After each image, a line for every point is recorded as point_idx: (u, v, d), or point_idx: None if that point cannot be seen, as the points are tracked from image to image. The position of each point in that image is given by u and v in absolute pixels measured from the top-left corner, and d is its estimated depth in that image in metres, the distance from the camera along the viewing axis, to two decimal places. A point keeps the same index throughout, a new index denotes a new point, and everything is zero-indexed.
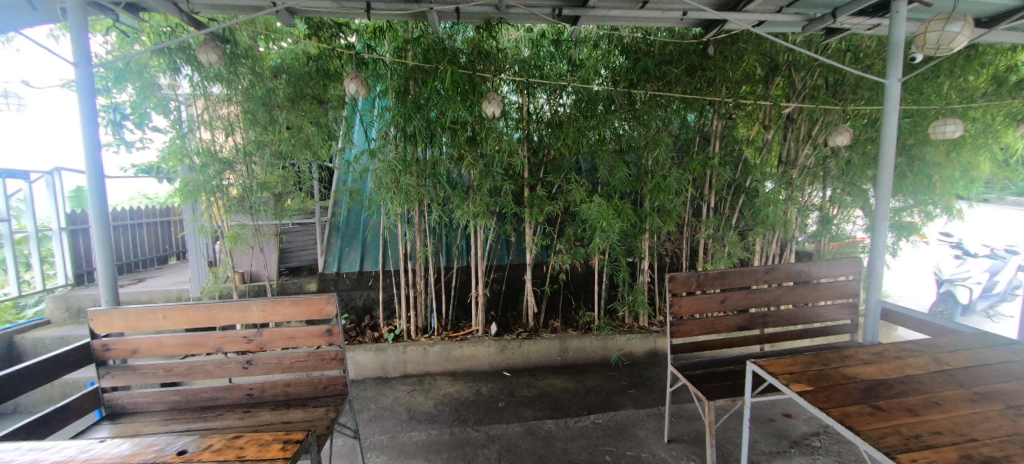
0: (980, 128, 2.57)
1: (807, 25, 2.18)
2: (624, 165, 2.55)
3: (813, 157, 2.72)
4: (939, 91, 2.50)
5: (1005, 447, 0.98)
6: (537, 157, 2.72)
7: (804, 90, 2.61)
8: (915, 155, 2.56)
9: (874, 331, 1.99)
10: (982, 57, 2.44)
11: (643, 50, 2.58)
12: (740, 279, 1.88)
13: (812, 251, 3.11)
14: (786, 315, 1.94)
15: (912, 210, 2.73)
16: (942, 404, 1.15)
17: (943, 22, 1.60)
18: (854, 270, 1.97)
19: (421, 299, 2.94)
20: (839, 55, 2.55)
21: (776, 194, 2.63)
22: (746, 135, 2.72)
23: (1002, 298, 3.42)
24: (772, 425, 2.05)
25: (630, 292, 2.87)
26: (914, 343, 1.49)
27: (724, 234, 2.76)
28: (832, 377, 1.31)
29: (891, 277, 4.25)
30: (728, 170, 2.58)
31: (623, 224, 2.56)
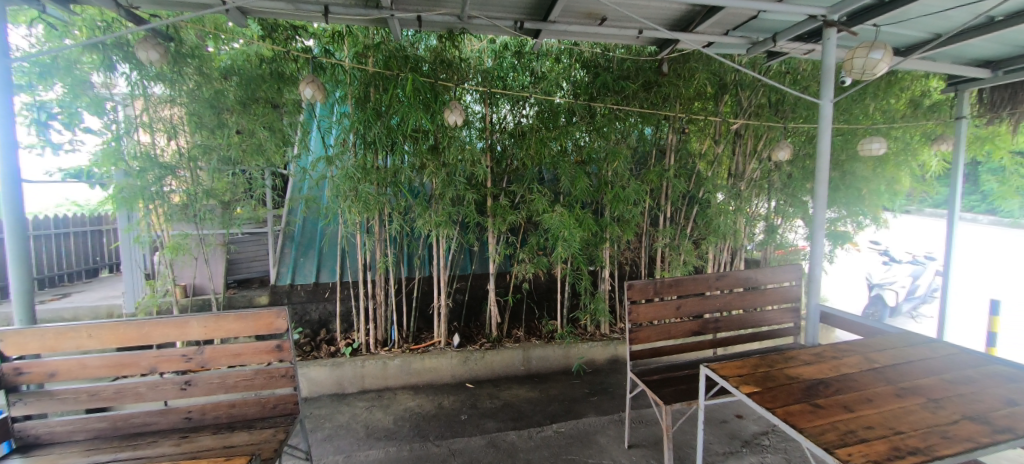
0: (901, 146, 2.84)
1: (751, 48, 2.33)
2: (585, 176, 2.60)
3: (758, 170, 2.90)
4: (866, 111, 2.72)
5: (927, 437, 1.06)
6: (500, 167, 2.73)
7: (750, 108, 2.78)
8: (847, 170, 2.78)
9: (815, 334, 2.08)
10: (901, 82, 2.71)
11: (602, 65, 2.67)
12: (694, 286, 1.96)
13: (760, 259, 3.30)
14: (736, 320, 2.04)
15: (845, 220, 2.95)
16: (873, 400, 1.24)
17: (866, 50, 1.77)
18: (796, 276, 2.09)
19: (380, 311, 2.84)
20: (780, 76, 2.76)
21: (726, 205, 2.77)
22: (699, 148, 2.85)
23: (923, 300, 3.67)
24: (725, 426, 2.13)
25: (591, 301, 2.92)
26: (848, 344, 1.60)
27: (680, 243, 2.88)
28: (777, 378, 1.38)
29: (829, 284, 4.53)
30: (682, 182, 2.70)
31: (584, 234, 2.62)
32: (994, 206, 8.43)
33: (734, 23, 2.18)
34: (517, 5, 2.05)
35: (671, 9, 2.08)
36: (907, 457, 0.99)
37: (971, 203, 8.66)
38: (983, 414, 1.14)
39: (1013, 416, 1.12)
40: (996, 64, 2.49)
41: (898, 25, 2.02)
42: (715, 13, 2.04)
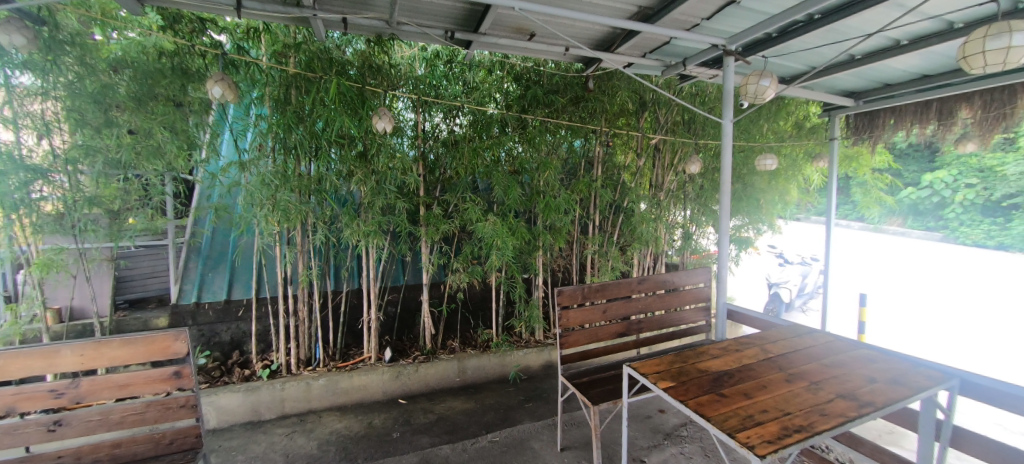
0: (789, 163, 3.27)
1: (665, 70, 2.54)
2: (518, 185, 2.66)
3: (675, 182, 3.17)
4: (760, 130, 3.06)
5: (810, 415, 1.21)
6: (432, 176, 2.71)
7: (666, 125, 3.04)
8: (748, 182, 3.13)
9: (723, 330, 2.30)
10: (787, 107, 3.12)
11: (533, 79, 2.77)
12: (618, 290, 2.07)
13: (678, 263, 3.59)
14: (657, 320, 2.19)
15: (748, 227, 3.29)
16: (767, 386, 1.39)
17: (757, 77, 2.02)
18: (706, 278, 2.28)
19: (303, 328, 2.65)
20: (691, 97, 3.05)
21: (647, 214, 2.98)
22: (624, 161, 3.03)
23: (809, 296, 4.20)
24: (649, 421, 2.26)
25: (525, 308, 2.96)
26: (748, 337, 1.78)
27: (608, 249, 3.04)
28: (689, 372, 1.50)
29: (735, 285, 5.03)
30: (608, 192, 2.86)
31: (517, 242, 2.67)
32: (861, 213, 9.97)
33: (650, 47, 2.37)
34: (447, 16, 2.05)
35: (594, 30, 2.20)
36: (793, 435, 1.12)
37: (845, 211, 10.16)
38: (851, 391, 1.33)
39: (873, 391, 1.32)
40: (857, 94, 2.95)
41: (782, 57, 2.33)
42: (633, 37, 2.20)
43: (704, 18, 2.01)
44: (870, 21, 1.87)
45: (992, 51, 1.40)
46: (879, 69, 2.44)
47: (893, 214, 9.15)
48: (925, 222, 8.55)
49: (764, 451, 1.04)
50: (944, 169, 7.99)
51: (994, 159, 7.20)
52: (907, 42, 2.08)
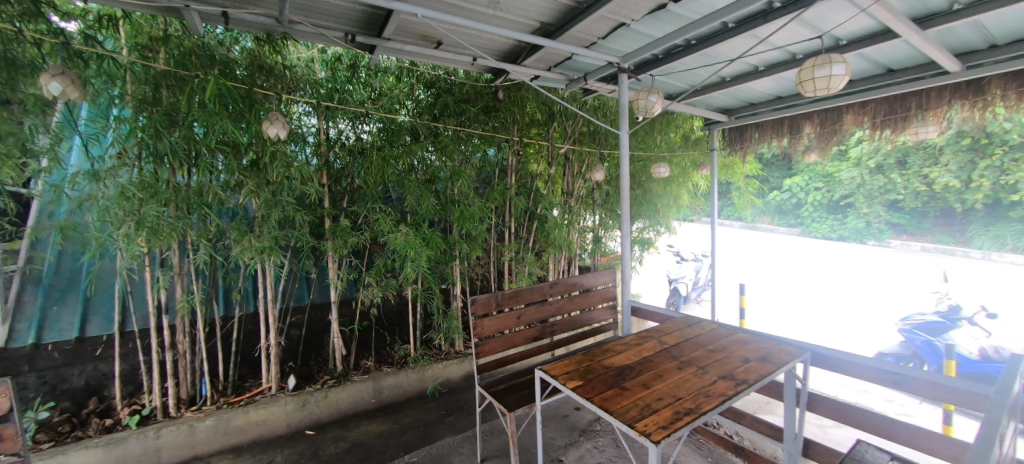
0: (680, 171, 3.65)
1: (569, 83, 2.68)
2: (431, 194, 2.61)
3: (583, 188, 3.37)
4: (654, 141, 3.38)
5: (697, 398, 1.34)
6: (338, 187, 2.56)
7: (573, 135, 3.21)
8: (647, 188, 3.42)
9: (628, 326, 2.47)
10: (674, 122, 3.49)
11: (444, 87, 2.74)
12: (531, 295, 2.11)
13: (590, 265, 3.79)
14: (569, 322, 2.27)
15: (649, 228, 3.59)
16: (663, 375, 1.50)
17: (646, 93, 2.22)
18: (611, 278, 2.44)
19: (184, 363, 2.29)
20: (594, 109, 3.26)
21: (560, 220, 3.10)
22: (536, 169, 3.12)
23: (701, 289, 4.71)
24: (566, 420, 2.34)
25: (443, 320, 2.89)
26: (648, 330, 1.92)
27: (524, 255, 3.11)
28: (596, 369, 1.56)
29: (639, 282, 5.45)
30: (522, 199, 2.92)
31: (431, 253, 2.61)
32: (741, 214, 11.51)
33: (554, 61, 2.48)
34: (345, 19, 1.96)
35: (500, 42, 2.25)
36: (683, 418, 1.22)
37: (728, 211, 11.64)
38: (730, 372, 1.49)
39: (746, 370, 1.50)
40: (729, 111, 3.39)
41: (667, 77, 2.59)
42: (536, 51, 2.29)
43: (599, 38, 2.16)
44: (732, 48, 2.17)
45: (819, 78, 1.69)
46: (744, 90, 2.83)
47: (765, 213, 10.70)
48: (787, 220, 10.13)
49: (659, 437, 1.13)
50: (799, 175, 9.55)
51: (833, 167, 8.78)
52: (762, 68, 2.44)
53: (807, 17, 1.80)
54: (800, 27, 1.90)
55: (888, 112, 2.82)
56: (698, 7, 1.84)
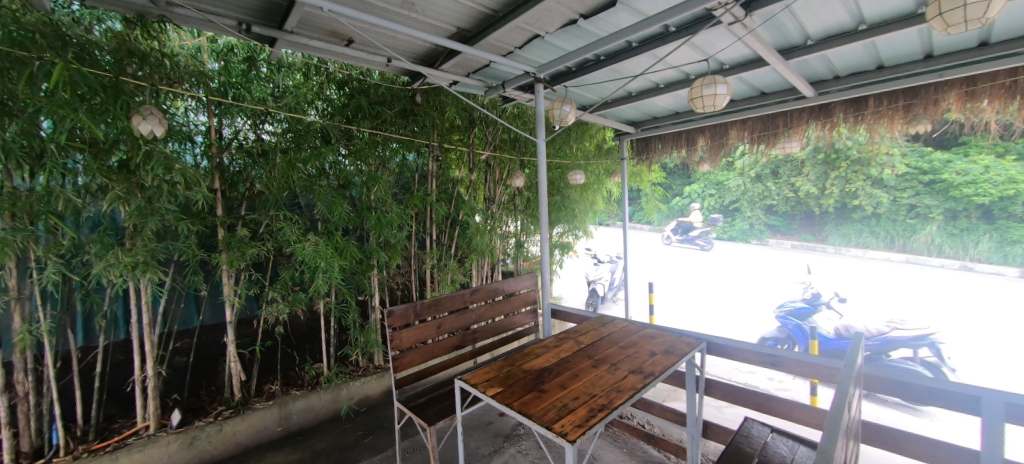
0: (594, 178, 3.87)
1: (487, 90, 2.71)
2: (344, 201, 2.44)
3: (505, 194, 3.42)
4: (571, 150, 3.53)
5: (610, 394, 1.37)
6: (234, 192, 2.30)
7: (494, 142, 3.24)
8: (566, 195, 3.56)
9: (549, 328, 2.53)
10: (589, 131, 3.69)
11: (358, 88, 2.60)
12: (451, 303, 2.08)
13: (513, 270, 3.85)
14: (490, 328, 2.26)
15: (568, 233, 3.74)
16: (579, 374, 1.51)
17: (560, 103, 2.31)
18: (532, 283, 2.49)
19: (24, 408, 1.86)
20: (514, 117, 3.33)
21: (482, 226, 3.10)
22: (458, 175, 3.08)
23: (616, 289, 5.02)
24: (490, 427, 2.32)
25: (360, 334, 2.71)
26: (566, 331, 1.94)
27: (446, 262, 3.05)
28: (516, 373, 1.54)
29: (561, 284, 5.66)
30: (443, 206, 2.86)
31: (345, 263, 2.45)
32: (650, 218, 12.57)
33: (473, 68, 2.48)
34: (237, 6, 1.75)
35: (415, 45, 2.19)
36: (597, 414, 1.25)
37: (639, 216, 12.62)
38: (639, 365, 1.55)
39: (653, 362, 1.57)
40: (636, 123, 3.68)
41: (579, 89, 2.74)
42: (454, 56, 2.27)
43: (516, 47, 2.20)
44: (636, 65, 2.35)
45: (706, 96, 1.89)
46: (648, 104, 3.08)
47: (670, 217, 11.78)
48: (688, 223, 11.27)
49: (574, 435, 1.14)
50: (697, 183, 10.70)
51: (723, 176, 10.01)
52: (663, 85, 2.69)
53: (696, 41, 2.02)
54: (691, 50, 2.12)
55: (763, 128, 3.25)
56: (605, 25, 1.97)
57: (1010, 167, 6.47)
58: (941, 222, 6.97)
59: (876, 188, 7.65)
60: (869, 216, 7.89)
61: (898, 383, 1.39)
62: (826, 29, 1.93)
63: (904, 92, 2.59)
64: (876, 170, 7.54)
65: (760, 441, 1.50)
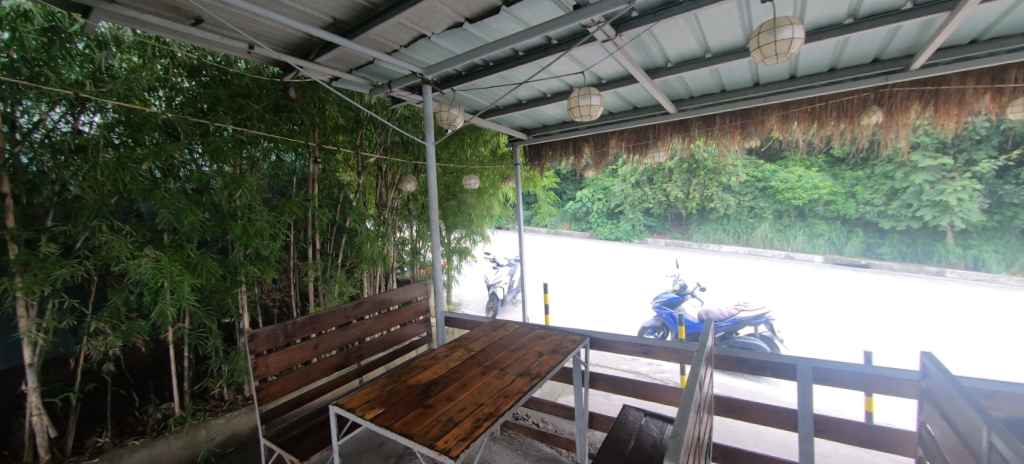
0: (491, 183, 3.91)
1: (373, 89, 2.57)
2: (198, 207, 2.07)
3: (398, 200, 3.29)
4: (466, 155, 3.52)
5: (497, 400, 1.35)
6: (36, 198, 1.75)
7: (384, 144, 3.08)
8: (463, 200, 3.53)
9: (443, 336, 2.46)
10: (483, 136, 3.72)
11: (217, 78, 2.25)
12: (333, 318, 1.92)
13: (409, 278, 3.70)
14: (377, 343, 2.13)
15: (465, 238, 3.71)
16: (466, 384, 1.46)
17: (448, 106, 2.27)
18: (423, 291, 2.41)
19: None
20: (404, 119, 3.21)
21: (372, 233, 2.90)
22: (344, 179, 2.85)
23: (516, 291, 5.15)
24: (381, 449, 2.17)
25: (223, 362, 2.32)
26: (457, 338, 1.89)
27: (332, 274, 2.78)
28: (400, 391, 1.44)
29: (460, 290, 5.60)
30: (327, 212, 2.60)
31: (200, 281, 2.07)
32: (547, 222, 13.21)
33: (355, 64, 2.33)
34: None
35: (285, 33, 1.97)
36: (482, 424, 1.21)
37: (536, 220, 13.15)
38: (527, 368, 1.56)
39: (540, 363, 1.60)
40: (528, 131, 3.85)
41: (469, 93, 2.74)
42: (331, 49, 2.09)
43: (401, 46, 2.11)
44: (522, 73, 2.41)
45: (583, 106, 2.01)
46: (538, 112, 3.19)
47: (564, 220, 12.41)
48: (580, 225, 12.02)
49: (457, 450, 1.09)
50: (587, 188, 11.52)
51: (608, 181, 11.00)
52: (549, 95, 2.83)
53: (576, 54, 2.14)
54: (571, 62, 2.25)
55: (636, 139, 3.60)
56: (490, 31, 1.99)
57: (815, 176, 8.22)
58: (771, 221, 8.57)
59: (726, 193, 9.09)
60: (722, 217, 9.33)
61: (739, 360, 1.62)
62: (681, 53, 2.20)
63: (740, 112, 3.10)
64: (726, 178, 8.95)
65: (636, 425, 1.62)
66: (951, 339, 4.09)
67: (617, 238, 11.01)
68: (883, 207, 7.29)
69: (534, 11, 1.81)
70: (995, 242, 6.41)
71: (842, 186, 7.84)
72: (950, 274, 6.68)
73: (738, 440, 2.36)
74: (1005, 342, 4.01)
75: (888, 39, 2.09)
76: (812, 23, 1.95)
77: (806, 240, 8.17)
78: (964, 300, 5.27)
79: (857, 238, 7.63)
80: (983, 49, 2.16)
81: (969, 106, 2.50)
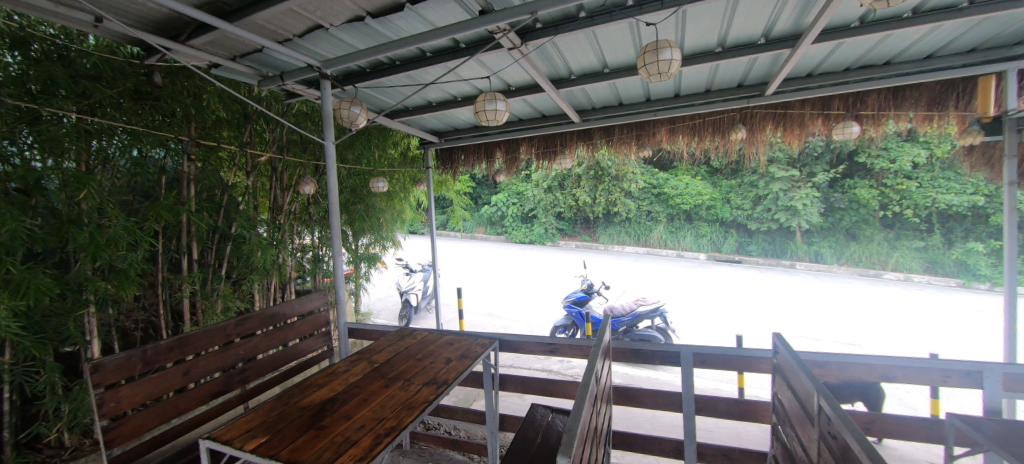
0: (402, 186, 3.78)
1: (262, 80, 2.34)
2: (24, 211, 1.66)
3: (295, 203, 3.02)
4: (373, 157, 3.36)
5: (399, 413, 1.28)
6: None
7: (277, 143, 2.82)
8: (371, 203, 3.34)
9: (347, 349, 2.30)
10: (391, 138, 3.59)
11: (50, 55, 1.81)
12: (209, 338, 1.69)
13: (310, 288, 3.41)
14: (265, 363, 1.92)
15: (374, 244, 3.52)
16: (367, 399, 1.37)
17: (348, 103, 2.14)
18: (323, 302, 2.24)
19: None
20: (300, 116, 2.99)
21: (264, 240, 2.62)
22: (229, 180, 2.53)
23: (430, 297, 5.01)
24: None
25: (61, 401, 1.87)
26: (360, 351, 1.77)
27: (214, 287, 2.45)
28: (289, 415, 1.29)
29: (369, 299, 5.29)
30: (207, 217, 2.27)
31: (26, 303, 1.63)
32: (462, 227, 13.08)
33: (239, 51, 2.09)
34: None
35: (146, 7, 1.69)
36: (382, 441, 1.13)
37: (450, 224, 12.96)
38: (434, 376, 1.52)
39: (448, 370, 1.56)
40: (440, 134, 3.80)
41: (375, 91, 2.63)
42: (207, 32, 1.85)
43: (295, 35, 1.94)
44: (430, 73, 2.37)
45: (489, 111, 2.03)
46: (449, 115, 3.17)
47: (480, 224, 12.46)
48: (496, 229, 12.17)
49: None
50: (501, 192, 11.70)
51: (522, 186, 11.30)
52: (460, 99, 2.83)
53: (484, 59, 2.17)
54: (479, 66, 2.26)
55: (545, 146, 3.76)
56: (395, 27, 1.92)
57: (699, 184, 9.33)
58: (665, 224, 9.54)
59: (628, 198, 9.89)
60: (624, 220, 10.15)
61: (633, 351, 1.75)
62: (583, 66, 2.35)
63: (636, 125, 3.40)
64: (627, 184, 9.76)
65: (543, 422, 1.66)
66: (799, 321, 4.93)
67: (531, 241, 11.33)
68: (750, 211, 8.54)
69: (440, 12, 1.78)
70: (829, 239, 7.91)
71: (720, 193, 9.03)
72: (799, 267, 8.04)
73: (638, 426, 2.56)
74: (836, 320, 4.96)
75: (749, 67, 2.45)
76: (690, 48, 2.21)
77: (693, 241, 9.22)
78: (808, 288, 6.40)
79: (732, 238, 8.83)
80: (816, 81, 2.64)
81: (807, 127, 3.03)
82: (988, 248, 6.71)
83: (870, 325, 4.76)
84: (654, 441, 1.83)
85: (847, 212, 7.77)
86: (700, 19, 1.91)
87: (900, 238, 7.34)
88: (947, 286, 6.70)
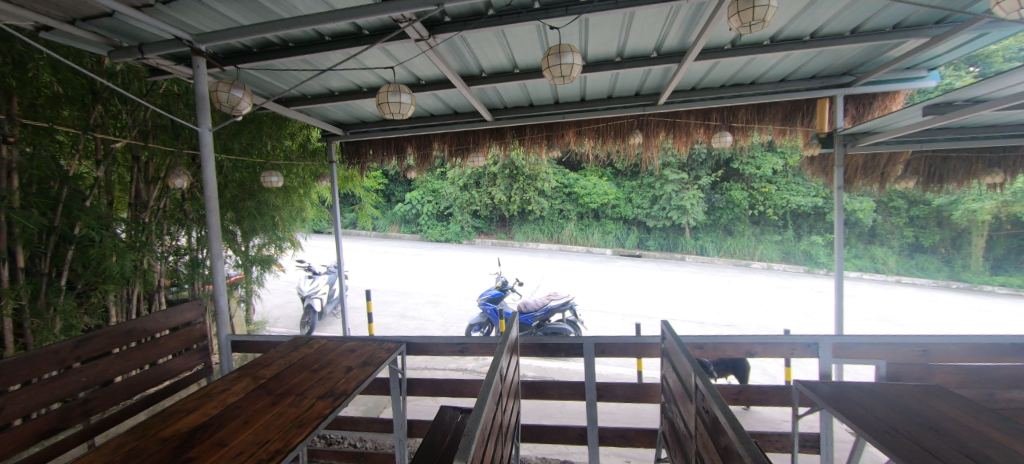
0: (299, 181, 3.46)
1: (114, 52, 1.96)
2: None
3: (164, 199, 2.62)
4: (265, 148, 3.03)
5: (287, 432, 1.16)
6: None
7: (139, 127, 2.39)
8: (264, 199, 3.00)
9: (229, 364, 2.03)
10: (285, 128, 3.26)
11: None
12: (35, 365, 1.35)
13: (185, 297, 2.97)
14: (119, 388, 1.61)
15: (268, 245, 3.17)
16: (248, 421, 1.22)
17: (228, 86, 1.88)
18: (198, 313, 1.98)
19: None
20: (169, 97, 2.58)
21: (121, 242, 2.20)
22: (71, 169, 2.07)
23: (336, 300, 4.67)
24: None
25: None
26: (243, 366, 1.58)
27: (49, 301, 2.00)
28: (145, 449, 1.10)
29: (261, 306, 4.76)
30: (38, 214, 1.83)
31: None
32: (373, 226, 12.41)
33: (78, 13, 1.72)
34: None
35: None
36: None
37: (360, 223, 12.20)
38: (331, 388, 1.41)
39: (347, 379, 1.46)
40: (344, 126, 3.55)
41: (264, 74, 2.36)
42: None
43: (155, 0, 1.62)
44: (329, 59, 2.19)
45: (393, 103, 1.93)
46: (353, 106, 2.97)
47: (394, 222, 11.95)
48: (411, 228, 11.78)
49: None
50: (416, 190, 11.36)
51: (438, 184, 11.12)
52: (365, 89, 2.67)
53: (389, 48, 2.06)
54: (384, 56, 2.15)
55: (458, 143, 3.72)
56: (285, 5, 1.73)
57: (605, 184, 9.99)
58: (576, 221, 10.09)
59: (542, 197, 10.24)
60: (539, 218, 10.49)
61: (540, 345, 1.81)
62: (493, 65, 2.36)
63: (547, 126, 3.52)
64: (541, 184, 10.12)
65: (452, 424, 1.64)
66: (685, 307, 5.57)
67: (447, 240, 11.18)
68: (648, 210, 9.41)
69: None
70: (711, 234, 9.05)
71: (623, 193, 9.79)
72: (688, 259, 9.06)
73: (549, 416, 2.68)
74: (714, 305, 5.70)
75: (645, 78, 2.68)
76: (593, 55, 2.34)
77: (600, 237, 9.88)
78: (694, 278, 7.24)
79: (634, 234, 9.65)
80: (698, 95, 2.97)
81: (692, 135, 3.41)
82: (825, 240, 8.27)
83: (740, 308, 5.56)
84: (561, 430, 1.91)
85: (724, 211, 8.95)
86: (601, 29, 2.03)
87: (764, 233, 8.68)
88: (797, 272, 8.09)
